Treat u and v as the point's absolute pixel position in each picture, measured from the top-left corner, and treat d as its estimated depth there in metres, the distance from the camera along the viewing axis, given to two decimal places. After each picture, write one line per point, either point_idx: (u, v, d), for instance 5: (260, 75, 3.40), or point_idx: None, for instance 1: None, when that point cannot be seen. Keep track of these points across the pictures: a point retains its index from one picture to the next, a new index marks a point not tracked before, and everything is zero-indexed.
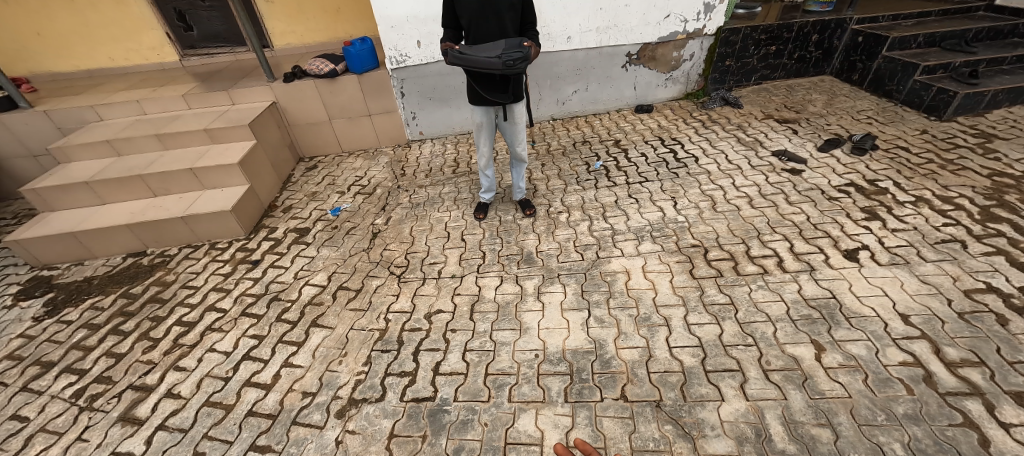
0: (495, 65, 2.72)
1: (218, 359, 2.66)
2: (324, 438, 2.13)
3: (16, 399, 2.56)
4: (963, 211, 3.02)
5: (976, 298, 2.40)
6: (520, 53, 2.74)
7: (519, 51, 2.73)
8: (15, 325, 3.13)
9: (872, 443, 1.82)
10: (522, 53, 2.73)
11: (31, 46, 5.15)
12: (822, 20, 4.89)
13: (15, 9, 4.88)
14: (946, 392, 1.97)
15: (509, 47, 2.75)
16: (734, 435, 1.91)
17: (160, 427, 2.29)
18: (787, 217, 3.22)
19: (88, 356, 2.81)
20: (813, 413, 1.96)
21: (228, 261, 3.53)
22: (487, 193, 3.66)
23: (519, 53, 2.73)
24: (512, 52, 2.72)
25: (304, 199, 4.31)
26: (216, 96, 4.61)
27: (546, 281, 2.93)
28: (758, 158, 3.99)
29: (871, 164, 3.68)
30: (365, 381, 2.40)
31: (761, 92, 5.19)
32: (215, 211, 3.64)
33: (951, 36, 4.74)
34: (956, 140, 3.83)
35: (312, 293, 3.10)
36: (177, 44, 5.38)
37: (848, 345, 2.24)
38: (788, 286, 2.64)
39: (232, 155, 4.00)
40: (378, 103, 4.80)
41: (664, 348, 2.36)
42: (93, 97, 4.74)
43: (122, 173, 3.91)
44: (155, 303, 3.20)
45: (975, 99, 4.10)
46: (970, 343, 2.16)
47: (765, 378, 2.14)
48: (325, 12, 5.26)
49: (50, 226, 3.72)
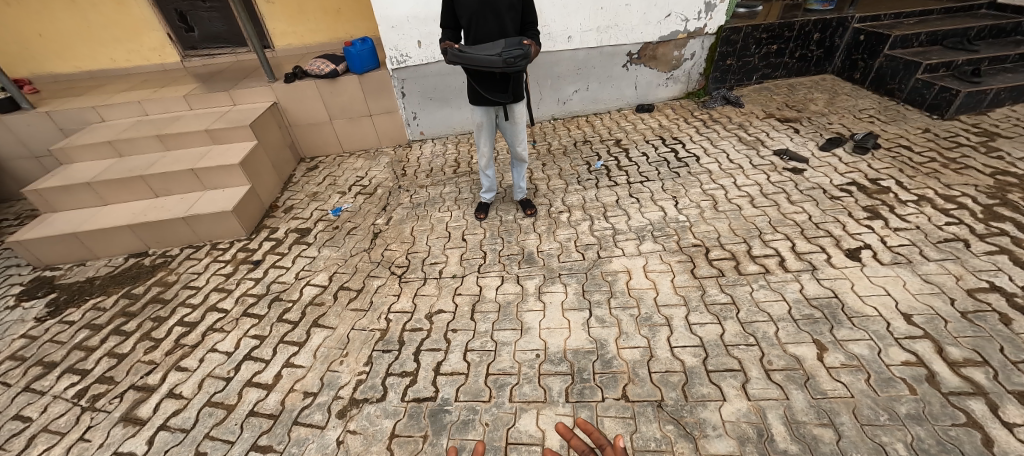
0: (495, 65, 2.72)
1: (219, 360, 2.66)
2: (326, 438, 2.13)
3: (18, 400, 2.57)
4: (966, 210, 3.01)
5: (979, 297, 2.39)
6: (521, 52, 2.73)
7: (519, 50, 2.73)
8: (18, 326, 3.14)
9: (874, 443, 1.81)
10: (522, 52, 2.73)
11: (32, 47, 5.17)
12: (823, 19, 4.88)
13: (15, 10, 4.89)
14: (949, 392, 1.96)
15: (509, 45, 2.75)
16: (735, 435, 1.91)
17: (162, 427, 2.30)
18: (788, 216, 3.20)
19: (90, 356, 2.81)
20: (815, 413, 1.95)
21: (229, 262, 3.53)
22: (488, 193, 3.66)
23: (520, 52, 2.73)
24: (512, 50, 2.72)
25: (305, 199, 4.31)
26: (217, 97, 4.62)
27: (546, 281, 2.93)
28: (759, 157, 3.98)
29: (873, 163, 3.67)
30: (366, 381, 2.40)
31: (762, 91, 5.17)
32: (216, 212, 3.64)
33: (953, 35, 4.74)
34: (959, 139, 3.82)
35: (313, 293, 3.10)
36: (178, 45, 5.39)
37: (850, 344, 2.23)
38: (789, 286, 2.63)
39: (232, 155, 4.01)
40: (379, 104, 4.80)
41: (665, 348, 2.35)
42: (94, 97, 4.75)
43: (124, 174, 3.92)
44: (157, 303, 3.20)
45: (977, 97, 4.08)
46: (973, 342, 2.15)
47: (767, 378, 2.13)
48: (325, 13, 5.26)
49: (52, 227, 3.73)
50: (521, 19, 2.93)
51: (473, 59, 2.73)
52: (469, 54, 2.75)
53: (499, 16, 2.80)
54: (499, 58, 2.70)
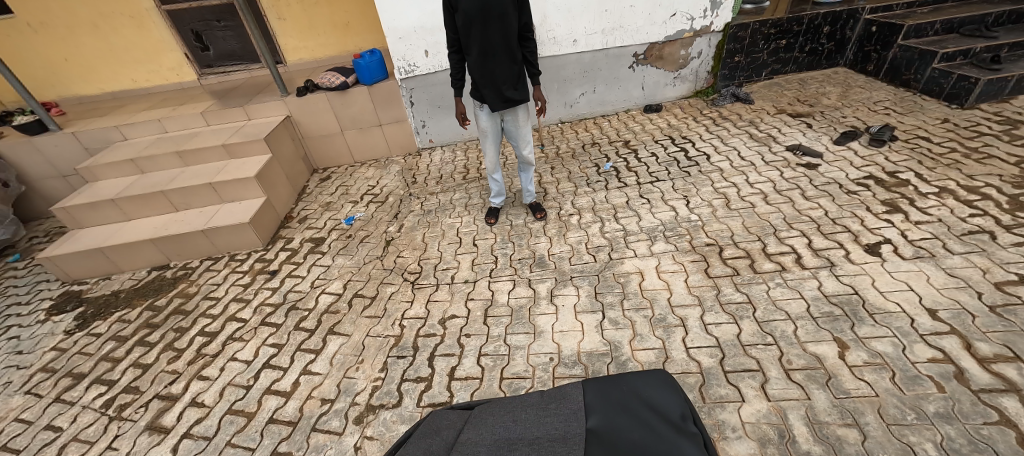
0: (555, 399, 1.30)
1: (239, 368, 2.71)
2: (344, 444, 2.15)
3: (49, 411, 2.66)
4: (991, 201, 2.91)
5: (1009, 290, 2.30)
6: (661, 390, 1.31)
7: (640, 424, 1.17)
8: (48, 339, 3.27)
9: (902, 444, 1.76)
10: (648, 422, 1.18)
11: (60, 73, 5.41)
12: (833, 11, 4.80)
13: (42, 36, 5.10)
14: (979, 389, 1.89)
15: (489, 26, 2.75)
16: (756, 437, 1.87)
17: (185, 435, 2.35)
18: (804, 213, 3.14)
19: (116, 367, 2.90)
20: (838, 413, 1.90)
21: (248, 272, 3.61)
22: (498, 197, 3.73)
23: (664, 387, 1.33)
24: (599, 394, 1.29)
25: (319, 209, 4.39)
26: (233, 112, 4.77)
27: (558, 284, 2.93)
28: (772, 153, 3.92)
29: (890, 156, 3.59)
30: (381, 387, 2.42)
31: (772, 87, 5.10)
32: (234, 224, 3.73)
33: (970, 22, 4.63)
34: (980, 128, 3.71)
35: (328, 301, 3.14)
36: (195, 64, 5.57)
37: (873, 342, 2.17)
38: (807, 283, 2.58)
39: (248, 169, 4.13)
40: (389, 114, 4.88)
41: (681, 349, 2.32)
42: (117, 117, 4.94)
43: (146, 190, 4.05)
44: (179, 315, 3.28)
45: (998, 85, 3.96)
46: (1003, 337, 2.08)
47: (787, 378, 2.09)
48: (335, 27, 5.38)
49: (80, 243, 3.88)
50: (524, 51, 3.01)
51: (501, 419, 1.26)
52: (499, 418, 1.27)
53: (489, 26, 2.75)
54: (564, 406, 1.26)
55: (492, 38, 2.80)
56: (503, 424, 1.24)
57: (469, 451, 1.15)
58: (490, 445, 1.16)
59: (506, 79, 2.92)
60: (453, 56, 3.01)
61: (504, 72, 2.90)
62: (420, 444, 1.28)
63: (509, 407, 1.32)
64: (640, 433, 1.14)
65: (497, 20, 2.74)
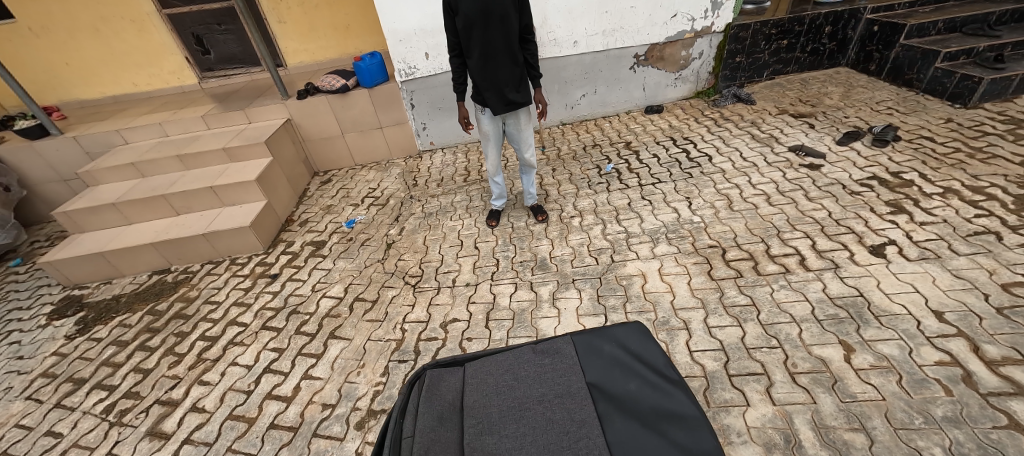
0: (550, 354, 1.44)
1: (240, 373, 2.71)
2: (345, 450, 2.14)
3: (50, 416, 2.65)
4: (996, 202, 2.88)
5: (1016, 291, 2.28)
6: (641, 341, 1.46)
7: (633, 378, 1.34)
8: (49, 344, 3.25)
9: (909, 448, 1.74)
10: (639, 376, 1.34)
11: (62, 77, 5.42)
12: (834, 11, 4.79)
13: (44, 40, 5.11)
14: (987, 392, 1.87)
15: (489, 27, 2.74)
16: (761, 442, 1.85)
17: (185, 441, 2.34)
18: (807, 214, 3.12)
19: (116, 372, 2.89)
20: (845, 417, 1.88)
21: (248, 275, 3.60)
22: (498, 200, 3.72)
23: (642, 337, 1.48)
24: (589, 351, 1.44)
25: (319, 212, 4.38)
26: (234, 116, 4.77)
27: (560, 287, 2.91)
28: (774, 154, 3.89)
29: (894, 156, 3.56)
30: (383, 392, 2.41)
31: (774, 87, 5.08)
32: (235, 227, 3.73)
33: (971, 22, 4.61)
34: (983, 128, 3.68)
35: (329, 305, 3.13)
36: (195, 67, 5.57)
37: (878, 344, 2.15)
38: (811, 285, 2.56)
39: (249, 172, 4.12)
40: (389, 116, 4.87)
41: (685, 353, 2.30)
42: (118, 121, 4.95)
43: (146, 194, 4.05)
44: (179, 319, 3.27)
45: (1001, 84, 3.93)
46: (1010, 339, 2.05)
47: (792, 381, 2.07)
48: (335, 29, 5.38)
49: (81, 247, 3.87)
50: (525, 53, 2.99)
51: (502, 378, 1.38)
52: (499, 377, 1.38)
53: (488, 28, 2.74)
54: (560, 361, 1.41)
55: (492, 40, 2.79)
56: (505, 382, 1.36)
57: (483, 413, 1.26)
58: (501, 406, 1.28)
59: (507, 81, 2.91)
60: (453, 59, 2.99)
61: (506, 74, 2.89)
62: (431, 410, 1.33)
63: (506, 364, 1.43)
64: (635, 386, 1.31)
65: (496, 22, 2.72)
